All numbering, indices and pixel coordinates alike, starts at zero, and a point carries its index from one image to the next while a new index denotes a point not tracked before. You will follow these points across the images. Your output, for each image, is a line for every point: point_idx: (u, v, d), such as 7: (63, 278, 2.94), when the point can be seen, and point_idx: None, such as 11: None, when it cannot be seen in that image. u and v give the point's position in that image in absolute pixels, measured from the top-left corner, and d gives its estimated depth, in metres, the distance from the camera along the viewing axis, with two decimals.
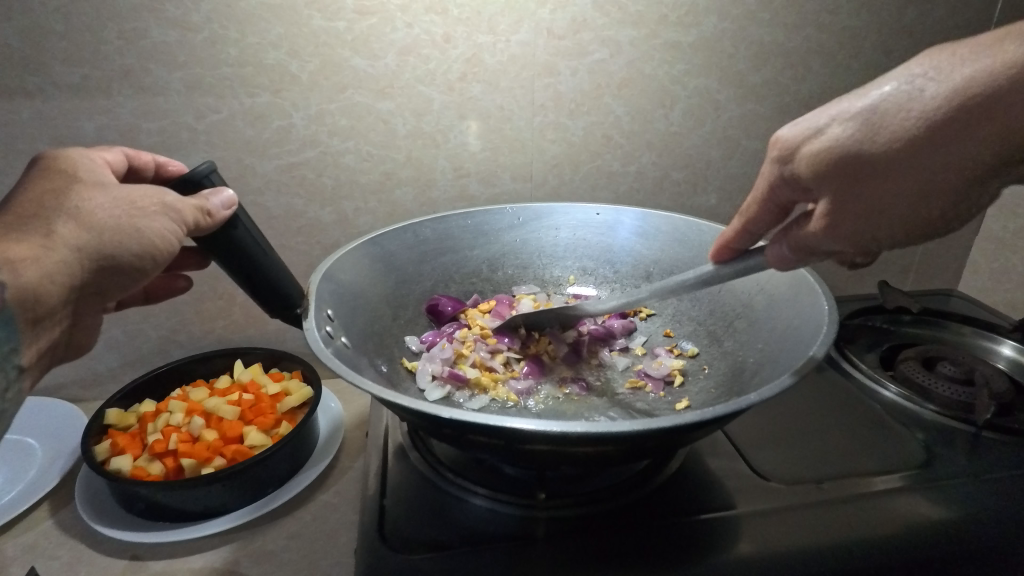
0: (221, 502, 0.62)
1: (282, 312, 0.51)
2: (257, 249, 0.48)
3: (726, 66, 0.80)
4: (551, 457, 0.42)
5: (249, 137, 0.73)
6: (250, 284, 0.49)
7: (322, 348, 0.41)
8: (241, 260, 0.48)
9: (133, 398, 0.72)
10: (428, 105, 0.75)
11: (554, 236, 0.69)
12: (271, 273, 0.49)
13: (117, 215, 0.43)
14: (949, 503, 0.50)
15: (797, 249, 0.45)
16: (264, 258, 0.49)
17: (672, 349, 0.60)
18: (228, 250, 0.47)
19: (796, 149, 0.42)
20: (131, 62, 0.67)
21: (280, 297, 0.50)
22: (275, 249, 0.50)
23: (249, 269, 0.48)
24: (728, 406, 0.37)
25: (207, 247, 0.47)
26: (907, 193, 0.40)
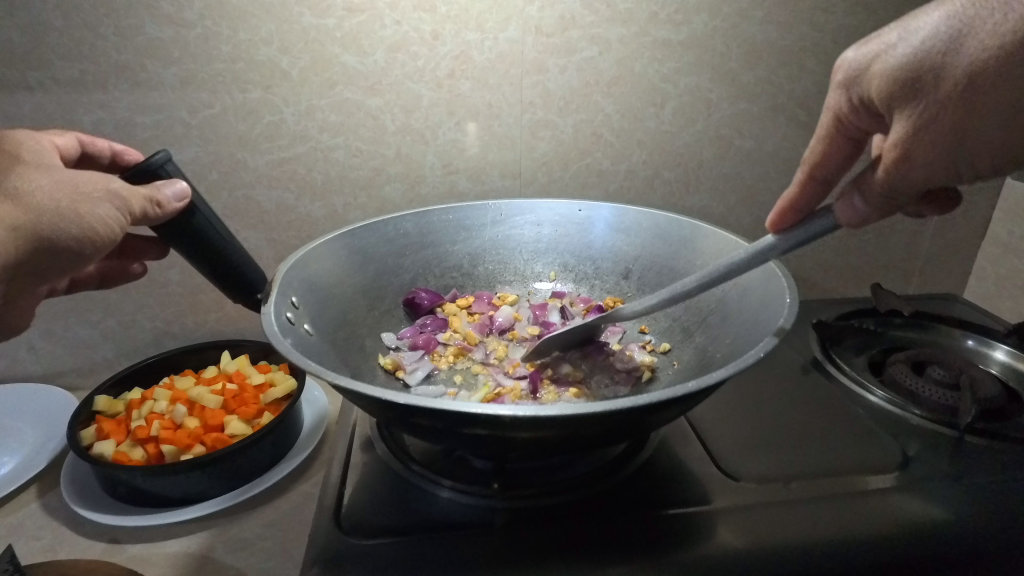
0: (200, 488, 0.64)
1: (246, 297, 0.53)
2: (217, 239, 0.50)
3: (718, 64, 0.80)
4: (500, 446, 0.42)
5: (240, 132, 0.74)
6: (213, 272, 0.51)
7: (277, 333, 0.42)
8: (201, 249, 0.50)
9: (124, 387, 0.74)
10: (417, 102, 0.76)
11: (537, 232, 0.68)
12: (232, 259, 0.51)
13: (59, 198, 0.44)
14: (919, 502, 0.48)
15: (873, 197, 0.40)
16: (227, 248, 0.50)
17: (646, 345, 0.59)
18: (187, 239, 0.49)
19: (864, 70, 0.39)
20: (127, 58, 0.69)
21: (241, 284, 0.51)
22: (236, 236, 0.51)
23: (209, 258, 0.50)
24: (662, 394, 0.38)
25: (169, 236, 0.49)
26: (994, 110, 0.34)
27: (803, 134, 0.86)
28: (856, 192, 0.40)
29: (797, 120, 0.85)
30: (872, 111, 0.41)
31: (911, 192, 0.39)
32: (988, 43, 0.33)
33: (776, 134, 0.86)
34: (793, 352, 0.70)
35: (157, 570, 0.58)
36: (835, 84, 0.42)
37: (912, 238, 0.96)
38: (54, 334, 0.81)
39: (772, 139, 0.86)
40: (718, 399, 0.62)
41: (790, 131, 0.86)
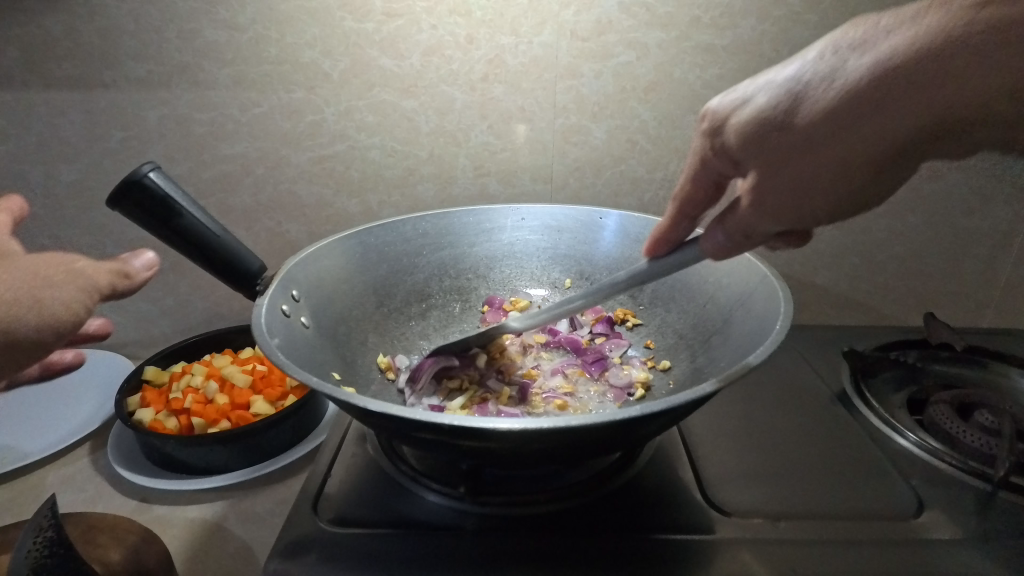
0: (223, 461, 0.68)
1: (246, 286, 0.51)
2: (213, 239, 0.48)
3: (765, 71, 0.76)
4: (458, 452, 0.43)
5: (285, 130, 0.79)
6: (213, 270, 0.49)
7: (266, 325, 0.44)
8: (198, 250, 0.47)
9: (172, 360, 0.80)
10: (450, 104, 0.77)
11: (556, 237, 0.68)
12: (231, 257, 0.49)
13: (16, 287, 0.42)
14: (922, 557, 0.44)
15: (732, 234, 0.43)
16: (224, 244, 0.48)
17: (648, 361, 0.58)
18: (182, 241, 0.47)
19: (726, 121, 0.42)
20: (187, 59, 0.75)
21: (242, 274, 0.50)
22: (230, 231, 0.49)
23: (208, 258, 0.48)
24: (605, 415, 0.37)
25: (160, 235, 0.46)
26: (812, 171, 0.38)
27: None
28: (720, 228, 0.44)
29: None
30: (730, 160, 0.43)
31: (766, 232, 0.42)
32: (832, 91, 0.36)
33: None
34: (820, 382, 0.66)
35: (175, 533, 0.63)
36: (703, 131, 0.44)
37: (988, 265, 0.87)
38: (121, 307, 0.90)
39: None
40: (724, 422, 0.59)
41: None
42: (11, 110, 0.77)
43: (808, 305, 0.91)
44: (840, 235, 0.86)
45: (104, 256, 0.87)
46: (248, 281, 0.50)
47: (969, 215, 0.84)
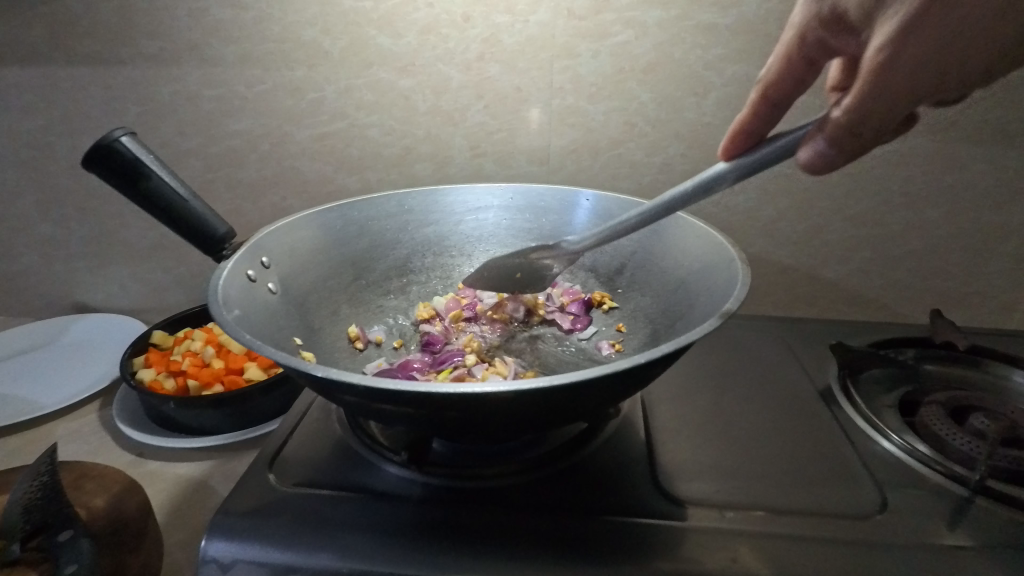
0: (212, 423, 0.71)
1: (213, 252, 0.54)
2: (178, 201, 0.51)
3: (771, 52, 0.73)
4: (391, 421, 0.43)
5: (288, 107, 0.81)
6: (180, 234, 0.52)
7: (223, 285, 0.45)
8: (165, 213, 0.51)
9: (178, 326, 0.85)
10: (447, 84, 0.77)
11: (542, 218, 0.68)
12: (196, 220, 0.52)
13: None
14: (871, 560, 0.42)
15: (836, 137, 0.40)
16: (189, 206, 0.51)
17: (615, 344, 0.58)
18: (151, 204, 0.50)
19: None
20: (196, 37, 0.77)
21: (207, 239, 0.52)
22: (198, 196, 0.53)
23: (174, 221, 0.51)
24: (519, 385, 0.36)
25: (130, 198, 0.50)
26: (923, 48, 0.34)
27: None
28: (821, 135, 0.41)
29: None
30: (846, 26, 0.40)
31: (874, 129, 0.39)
32: None
33: None
34: (805, 379, 0.63)
35: (163, 487, 0.66)
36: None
37: (1015, 263, 0.81)
38: (140, 276, 0.95)
39: None
40: (695, 412, 0.58)
41: None
42: (39, 85, 0.82)
43: (817, 300, 0.87)
44: (851, 227, 0.82)
45: (124, 226, 0.92)
46: (214, 245, 0.53)
47: (994, 209, 0.78)
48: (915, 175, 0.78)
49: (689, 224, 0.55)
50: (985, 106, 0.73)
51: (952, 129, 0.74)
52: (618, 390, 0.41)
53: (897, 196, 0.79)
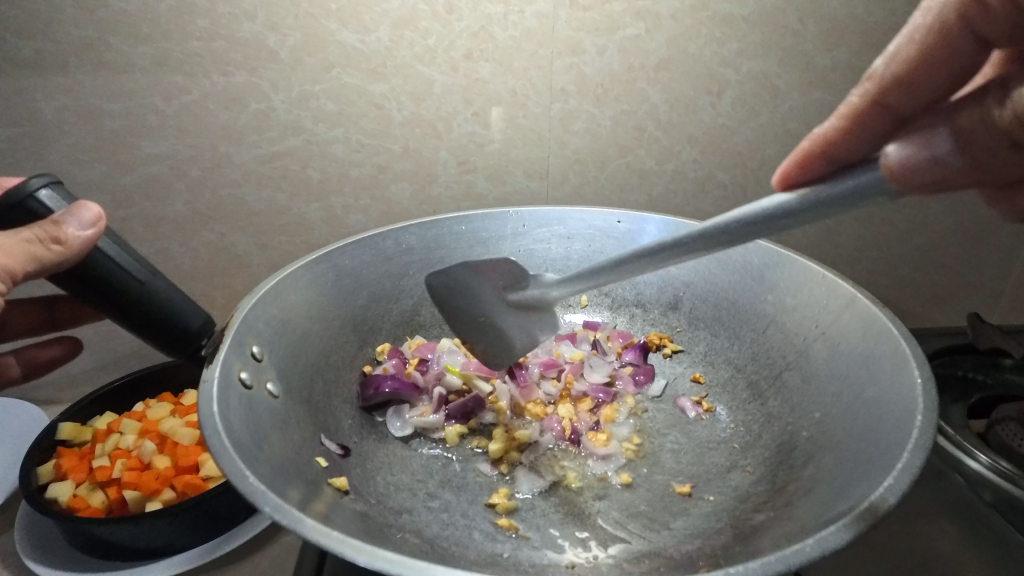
0: (165, 540, 0.54)
1: (189, 349, 0.42)
2: (128, 279, 0.38)
3: (789, 45, 0.66)
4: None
5: (225, 123, 0.64)
6: (126, 322, 0.39)
7: (212, 413, 0.31)
8: (106, 296, 0.38)
9: (96, 409, 0.66)
10: (428, 88, 0.64)
11: (566, 246, 0.58)
12: (152, 304, 0.39)
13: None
14: None
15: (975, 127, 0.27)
16: (152, 292, 0.39)
17: (700, 401, 0.47)
18: (86, 284, 0.37)
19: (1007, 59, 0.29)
20: (89, 34, 0.58)
21: (180, 332, 0.40)
22: (159, 270, 0.40)
23: (118, 307, 0.38)
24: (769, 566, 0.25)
25: (69, 286, 0.37)
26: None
27: None
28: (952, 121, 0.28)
29: None
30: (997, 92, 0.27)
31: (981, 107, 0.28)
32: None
33: None
34: None
35: None
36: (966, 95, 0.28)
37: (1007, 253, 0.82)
38: None
39: None
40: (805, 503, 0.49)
41: None
42: None
43: None
44: (861, 228, 0.79)
45: None
46: (183, 340, 0.41)
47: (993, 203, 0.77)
48: None
49: (792, 261, 0.46)
50: None
51: None
52: (811, 507, 0.30)
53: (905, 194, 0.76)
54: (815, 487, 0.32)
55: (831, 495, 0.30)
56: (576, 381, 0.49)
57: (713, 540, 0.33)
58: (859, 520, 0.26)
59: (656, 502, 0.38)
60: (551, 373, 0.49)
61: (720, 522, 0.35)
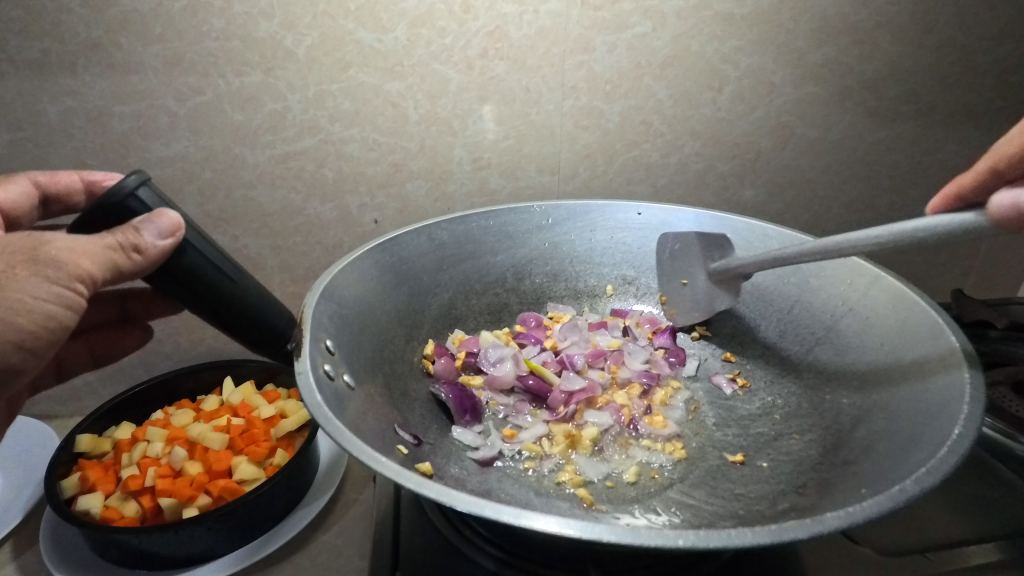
0: (205, 547, 0.53)
1: (271, 349, 0.46)
2: (222, 278, 0.42)
3: (784, 43, 0.70)
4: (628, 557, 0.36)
5: (239, 124, 0.63)
6: (218, 320, 0.42)
7: (322, 404, 0.35)
8: (203, 295, 0.42)
9: (110, 421, 0.64)
10: (444, 86, 0.65)
11: (589, 237, 0.60)
12: (242, 301, 0.43)
13: (74, 262, 0.37)
14: None
15: None
16: (239, 286, 0.43)
17: (735, 377, 0.53)
18: (182, 283, 0.41)
19: None
20: (98, 35, 0.57)
21: (262, 328, 0.44)
22: (246, 270, 0.44)
23: (215, 304, 0.42)
24: (841, 515, 0.29)
25: (166, 283, 0.41)
26: None
27: (870, 122, 0.77)
28: None
29: (866, 104, 0.76)
30: None
31: None
32: None
33: (841, 121, 0.77)
34: None
35: None
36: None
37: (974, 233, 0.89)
38: None
39: (837, 127, 0.77)
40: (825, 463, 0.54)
41: (857, 117, 0.77)
42: None
43: None
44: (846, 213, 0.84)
45: None
46: (270, 339, 0.45)
47: None
48: (901, 160, 0.81)
49: None
50: (959, 90, 0.77)
51: (932, 114, 0.78)
52: (874, 461, 0.36)
53: (885, 180, 0.82)
54: (872, 441, 0.38)
55: (888, 450, 0.35)
56: (620, 369, 0.55)
57: (788, 499, 0.39)
58: (943, 468, 0.30)
59: (716, 472, 0.44)
60: (597, 364, 0.55)
61: (784, 484, 0.41)
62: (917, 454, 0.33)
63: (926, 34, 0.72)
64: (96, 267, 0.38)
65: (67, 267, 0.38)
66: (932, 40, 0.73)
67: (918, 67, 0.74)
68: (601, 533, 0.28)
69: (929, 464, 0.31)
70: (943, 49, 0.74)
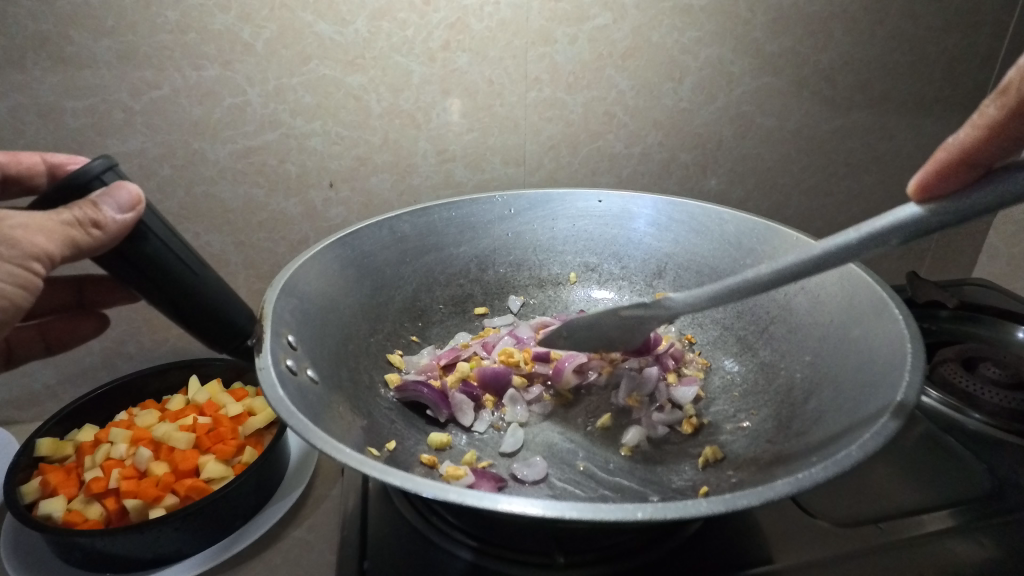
0: (173, 547, 0.52)
1: (233, 344, 0.45)
2: (184, 269, 0.41)
3: (742, 33, 0.71)
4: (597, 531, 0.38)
5: (197, 118, 0.62)
6: (179, 314, 0.42)
7: (283, 398, 0.35)
8: (165, 284, 0.41)
9: (72, 424, 0.63)
10: (407, 79, 0.65)
11: (551, 227, 0.61)
12: (204, 293, 0.43)
13: (30, 241, 0.37)
14: (1002, 538, 0.44)
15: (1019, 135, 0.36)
16: (199, 281, 0.42)
17: (694, 358, 0.55)
18: (142, 270, 0.40)
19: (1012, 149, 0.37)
20: (46, 28, 0.55)
21: (223, 323, 0.44)
22: (208, 265, 0.44)
23: (175, 296, 0.41)
24: (787, 484, 0.30)
25: (126, 274, 0.40)
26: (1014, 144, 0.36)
27: (827, 110, 0.79)
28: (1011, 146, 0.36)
29: (822, 94, 0.78)
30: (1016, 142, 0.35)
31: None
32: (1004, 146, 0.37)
33: (798, 110, 0.78)
34: None
35: None
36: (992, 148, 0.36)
37: None
38: None
39: (795, 116, 0.79)
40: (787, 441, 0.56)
41: (814, 106, 0.79)
42: None
43: None
44: (806, 200, 0.86)
45: None
46: (231, 335, 0.45)
47: (913, 171, 0.87)
48: (856, 147, 0.83)
49: (773, 230, 0.53)
50: (910, 79, 0.80)
51: (886, 102, 0.81)
52: (825, 433, 0.37)
53: (842, 167, 0.84)
54: (823, 414, 0.40)
55: (830, 422, 0.38)
56: None
57: (745, 469, 0.42)
58: (883, 435, 0.32)
59: (676, 451, 0.47)
60: None
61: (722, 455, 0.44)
62: (861, 423, 0.35)
63: (878, 25, 0.75)
64: (52, 245, 0.37)
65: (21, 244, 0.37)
66: (883, 31, 0.75)
67: (870, 57, 0.77)
68: (562, 511, 0.29)
69: (870, 431, 0.33)
70: (893, 39, 0.76)
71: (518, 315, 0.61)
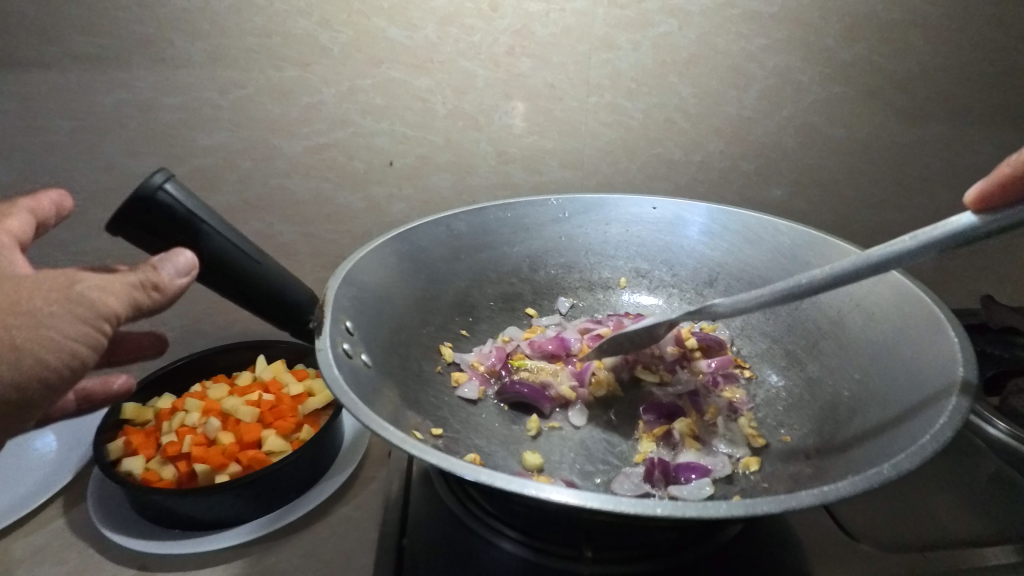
0: (233, 512, 0.57)
1: (295, 326, 0.49)
2: (248, 261, 0.45)
3: (812, 41, 0.69)
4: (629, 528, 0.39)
5: (276, 116, 0.67)
6: (247, 301, 0.46)
7: (339, 377, 0.38)
8: (231, 275, 0.45)
9: (152, 392, 0.69)
10: (471, 82, 0.67)
11: (604, 231, 0.62)
12: (265, 282, 0.46)
13: (101, 301, 0.40)
14: None
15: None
16: (260, 269, 0.46)
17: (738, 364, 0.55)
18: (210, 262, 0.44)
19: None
20: (150, 31, 0.61)
21: (286, 309, 0.48)
22: (269, 254, 0.47)
23: (242, 285, 0.45)
24: (816, 495, 0.30)
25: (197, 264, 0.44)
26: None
27: (902, 121, 0.76)
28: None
29: (897, 104, 0.75)
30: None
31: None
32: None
33: (870, 121, 0.76)
34: None
35: None
36: None
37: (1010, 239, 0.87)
38: None
39: (865, 127, 0.76)
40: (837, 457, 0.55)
41: (887, 117, 0.76)
42: None
43: None
44: (875, 214, 0.83)
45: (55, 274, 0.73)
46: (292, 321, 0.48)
47: None
48: (933, 161, 0.79)
49: (830, 243, 0.52)
50: (998, 90, 0.75)
51: (969, 114, 0.76)
52: (867, 451, 0.37)
53: (916, 182, 0.81)
54: (868, 432, 0.39)
55: (875, 440, 0.37)
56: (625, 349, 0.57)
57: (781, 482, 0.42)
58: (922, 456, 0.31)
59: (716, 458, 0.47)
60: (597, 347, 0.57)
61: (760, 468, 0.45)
62: (904, 443, 0.34)
63: (962, 34, 0.71)
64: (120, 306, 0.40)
65: (95, 303, 0.40)
66: (967, 40, 0.71)
67: (953, 67, 0.73)
68: (590, 501, 0.30)
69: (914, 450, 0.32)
70: (978, 48, 0.72)
71: (565, 316, 0.62)
